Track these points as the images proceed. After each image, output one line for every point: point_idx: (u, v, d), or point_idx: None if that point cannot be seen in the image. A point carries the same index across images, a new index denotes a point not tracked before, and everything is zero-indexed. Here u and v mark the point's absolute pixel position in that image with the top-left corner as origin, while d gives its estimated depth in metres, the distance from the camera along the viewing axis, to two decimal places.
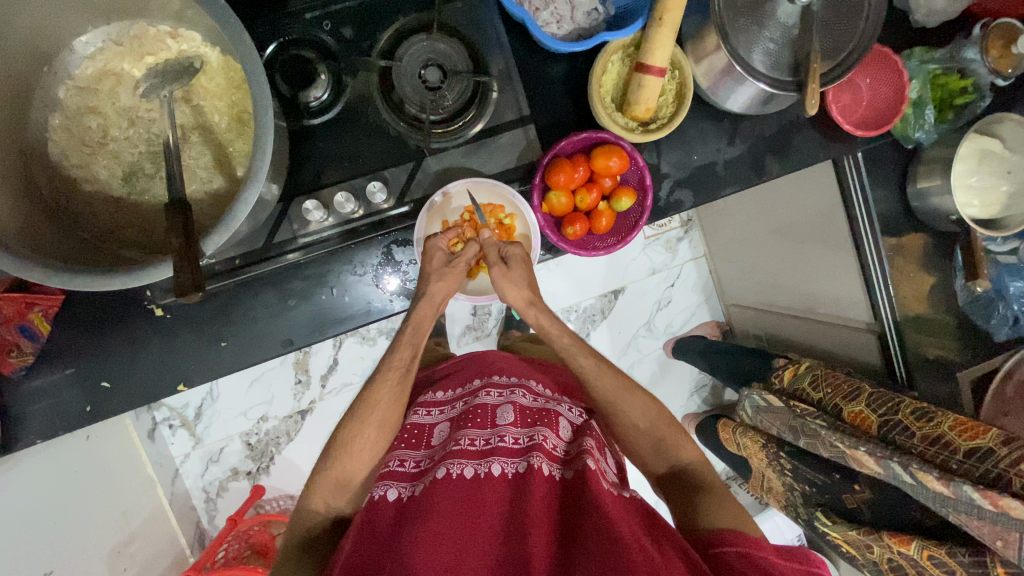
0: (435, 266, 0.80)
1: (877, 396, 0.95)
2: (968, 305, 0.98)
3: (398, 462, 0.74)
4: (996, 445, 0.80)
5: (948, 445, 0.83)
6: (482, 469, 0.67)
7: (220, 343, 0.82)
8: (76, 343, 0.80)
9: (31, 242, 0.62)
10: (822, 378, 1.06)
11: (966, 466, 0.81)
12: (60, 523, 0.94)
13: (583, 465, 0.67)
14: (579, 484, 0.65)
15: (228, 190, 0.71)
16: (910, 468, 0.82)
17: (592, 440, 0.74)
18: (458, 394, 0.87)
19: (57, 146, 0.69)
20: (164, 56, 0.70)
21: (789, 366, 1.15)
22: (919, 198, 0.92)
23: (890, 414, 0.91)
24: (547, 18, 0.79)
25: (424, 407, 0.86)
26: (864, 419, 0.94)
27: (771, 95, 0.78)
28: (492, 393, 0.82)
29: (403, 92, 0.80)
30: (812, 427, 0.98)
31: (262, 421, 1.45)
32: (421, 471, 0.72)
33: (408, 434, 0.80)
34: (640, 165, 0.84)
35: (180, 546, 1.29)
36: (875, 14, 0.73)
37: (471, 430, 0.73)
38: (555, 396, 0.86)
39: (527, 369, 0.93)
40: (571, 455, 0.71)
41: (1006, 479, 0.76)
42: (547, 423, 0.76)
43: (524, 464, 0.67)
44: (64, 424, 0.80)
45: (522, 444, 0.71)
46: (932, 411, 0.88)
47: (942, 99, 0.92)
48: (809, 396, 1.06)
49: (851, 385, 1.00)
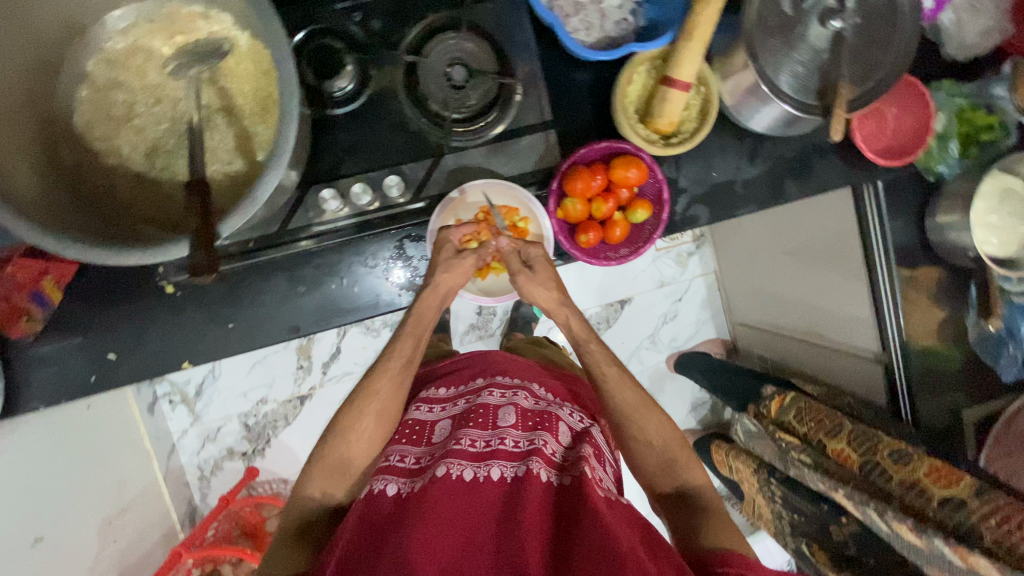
0: (444, 257, 0.79)
1: (857, 433, 0.94)
2: (979, 343, 0.96)
3: (398, 458, 0.75)
4: (968, 497, 0.80)
5: (923, 492, 0.84)
6: (481, 472, 0.67)
7: (227, 323, 0.82)
8: (86, 312, 0.80)
9: (51, 213, 0.63)
10: (806, 410, 1.05)
11: (940, 514, 0.81)
12: (56, 491, 0.96)
13: (580, 472, 0.67)
14: (575, 490, 0.64)
15: (247, 173, 0.72)
16: (886, 517, 0.83)
17: (590, 448, 0.74)
18: (460, 391, 0.88)
19: (83, 117, 0.70)
20: (194, 37, 0.70)
21: (778, 396, 1.13)
22: (936, 232, 0.92)
23: (869, 454, 0.91)
24: (576, 25, 0.79)
25: (425, 403, 0.86)
26: (847, 457, 0.94)
27: (795, 118, 0.78)
28: (495, 393, 0.82)
29: (428, 89, 0.80)
30: (796, 464, 1.01)
31: (261, 403, 1.46)
32: (421, 467, 0.72)
33: (409, 431, 0.81)
34: (658, 179, 0.83)
35: (171, 521, 1.30)
36: (906, 44, 0.73)
37: (471, 430, 0.73)
38: (558, 400, 0.86)
39: (534, 371, 0.92)
40: (568, 461, 0.71)
41: (977, 534, 0.77)
42: (547, 427, 0.76)
43: (523, 468, 0.67)
44: (67, 392, 0.81)
45: (522, 448, 0.71)
46: (911, 454, 0.87)
47: (967, 133, 0.90)
48: (795, 429, 1.06)
49: (834, 419, 0.99)
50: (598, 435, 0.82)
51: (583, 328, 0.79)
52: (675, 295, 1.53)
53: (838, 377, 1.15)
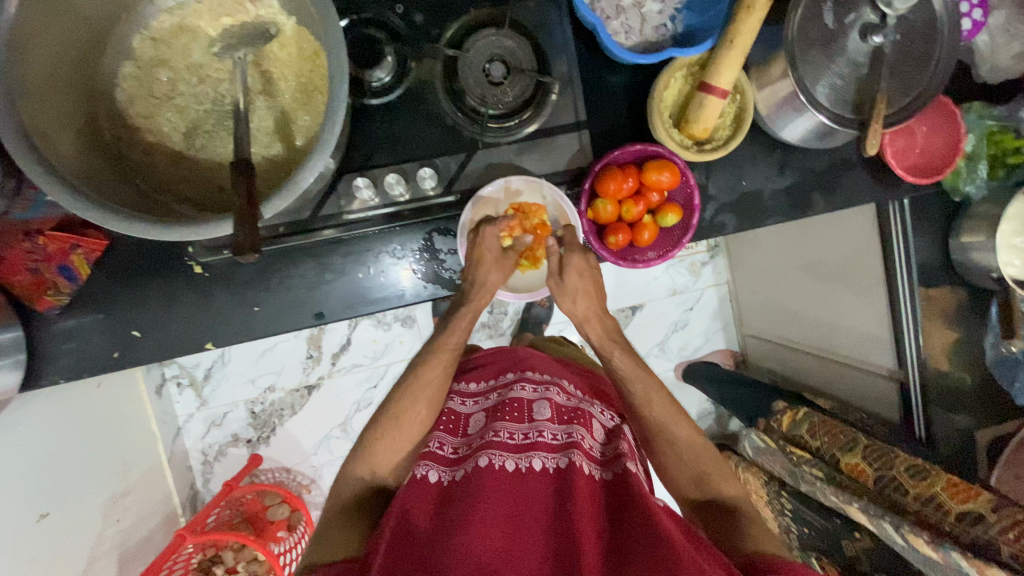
0: (490, 257, 0.80)
1: (873, 448, 0.94)
2: (996, 365, 0.96)
3: (437, 445, 0.77)
4: (986, 511, 0.81)
5: (940, 507, 0.84)
6: (523, 463, 0.69)
7: (253, 307, 0.82)
8: (113, 289, 0.80)
9: (92, 185, 0.63)
10: (820, 424, 1.04)
11: (958, 529, 0.82)
12: (64, 468, 0.95)
13: (623, 469, 0.70)
14: (620, 485, 0.68)
15: (286, 158, 0.72)
16: (902, 530, 0.84)
17: (627, 445, 0.76)
18: (493, 385, 0.88)
19: (125, 93, 0.70)
20: (241, 19, 0.70)
21: (789, 411, 1.13)
22: (960, 252, 0.92)
23: (885, 470, 0.91)
24: (616, 27, 0.80)
25: (458, 395, 0.87)
26: (861, 471, 0.94)
27: (830, 130, 0.78)
28: (527, 387, 0.82)
29: (465, 83, 0.80)
30: (809, 477, 1.01)
31: (269, 391, 1.46)
32: (460, 458, 0.74)
33: (447, 419, 0.82)
34: (690, 184, 0.83)
35: (174, 505, 1.30)
36: (944, 64, 0.73)
37: (509, 423, 0.75)
38: (588, 397, 0.87)
39: (559, 368, 0.93)
40: (607, 457, 0.74)
41: (994, 547, 0.77)
42: (583, 422, 0.77)
43: (565, 460, 0.69)
44: (89, 367, 0.80)
45: (561, 441, 0.73)
46: (928, 470, 0.87)
47: (993, 156, 0.91)
48: (809, 445, 1.05)
49: (848, 435, 0.99)
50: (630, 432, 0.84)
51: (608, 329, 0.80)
52: (687, 304, 1.54)
53: (851, 391, 1.16)
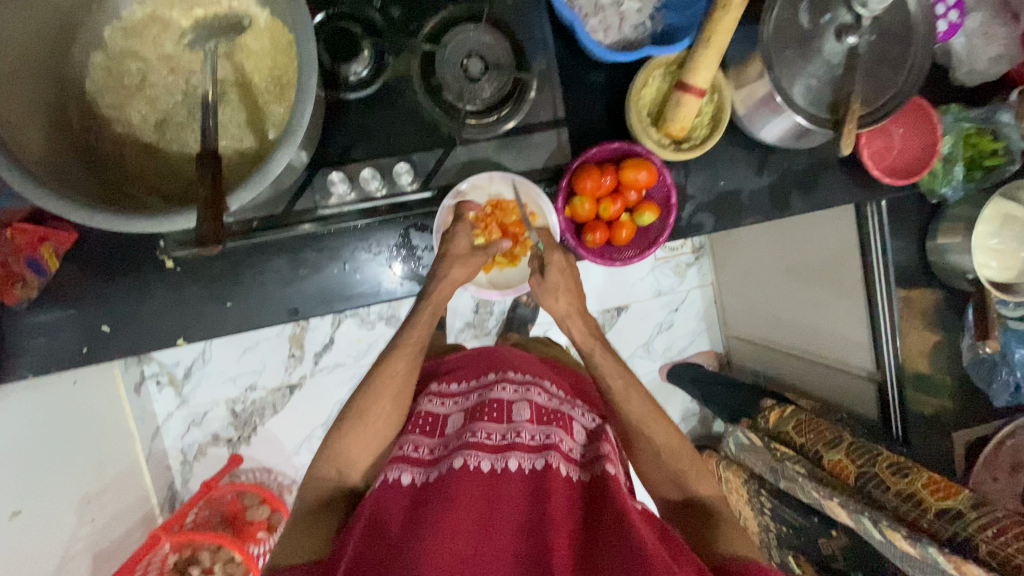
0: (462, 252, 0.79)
1: (857, 446, 0.94)
2: (972, 365, 0.97)
3: (412, 447, 0.75)
4: (967, 508, 0.80)
5: (920, 504, 0.84)
6: (499, 464, 0.68)
7: (226, 302, 0.81)
8: (82, 283, 0.79)
9: (55, 175, 0.62)
10: (805, 422, 1.05)
11: (935, 526, 0.81)
12: (37, 464, 0.94)
13: (602, 471, 0.70)
14: (599, 489, 0.68)
15: (257, 151, 0.71)
16: (881, 525, 0.82)
17: (608, 446, 0.76)
18: (473, 386, 0.86)
19: (96, 84, 0.69)
20: (215, 11, 0.70)
21: (777, 408, 1.13)
22: (937, 253, 0.93)
23: (868, 466, 0.91)
24: (594, 25, 0.80)
25: (437, 396, 0.85)
26: (843, 468, 0.94)
27: (806, 130, 0.78)
28: (508, 388, 0.81)
29: (442, 78, 0.80)
30: (790, 472, 1.00)
31: (250, 389, 1.44)
32: (436, 459, 0.73)
33: (422, 421, 0.80)
34: (667, 182, 0.83)
35: (151, 504, 1.28)
36: (918, 66, 0.74)
37: (487, 424, 0.73)
38: (569, 399, 0.86)
39: (540, 368, 0.92)
40: (587, 459, 0.74)
41: (973, 544, 0.77)
42: (562, 424, 0.77)
43: (542, 461, 0.69)
44: (57, 362, 0.79)
45: (539, 442, 0.72)
46: (909, 467, 0.87)
47: (971, 158, 0.92)
48: (792, 440, 1.06)
49: (834, 431, 0.99)
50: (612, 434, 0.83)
51: (584, 327, 0.79)
52: (672, 305, 1.54)
53: (831, 393, 1.16)
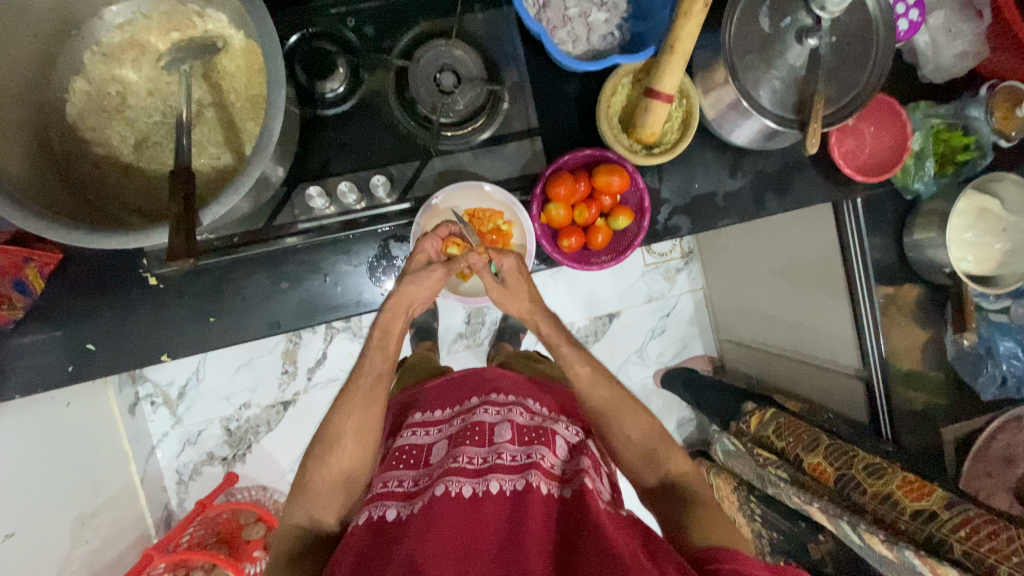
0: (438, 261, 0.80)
1: (833, 447, 0.94)
2: (957, 359, 0.97)
3: (395, 482, 0.72)
4: (940, 509, 0.80)
5: (896, 505, 0.83)
6: (479, 487, 0.66)
7: (209, 318, 0.83)
8: (67, 302, 0.80)
9: (36, 195, 0.64)
10: (786, 426, 1.04)
11: (913, 527, 0.81)
12: (32, 485, 0.95)
13: (581, 484, 0.67)
14: (577, 504, 0.65)
15: (235, 168, 0.73)
16: (859, 528, 0.84)
17: (589, 459, 0.73)
18: (457, 412, 0.85)
19: (75, 108, 0.71)
20: (190, 34, 0.72)
21: (756, 412, 1.12)
22: (915, 249, 0.93)
23: (845, 468, 0.91)
24: (563, 37, 0.82)
25: (420, 427, 0.83)
26: (823, 471, 0.94)
27: (775, 132, 0.79)
28: (489, 410, 0.80)
29: (416, 93, 0.82)
30: (773, 479, 1.01)
31: (244, 407, 1.45)
32: (419, 490, 0.70)
33: (406, 455, 0.78)
34: (640, 187, 0.85)
35: (146, 526, 1.28)
36: (880, 65, 0.75)
37: (468, 447, 0.72)
38: (553, 414, 0.84)
39: (527, 389, 0.90)
40: (568, 474, 0.71)
41: (948, 545, 0.77)
42: (545, 441, 0.74)
43: (522, 482, 0.67)
44: (44, 382, 0.80)
45: (520, 462, 0.70)
46: (884, 468, 0.87)
47: (944, 153, 0.93)
48: (774, 444, 1.04)
49: (811, 434, 0.99)
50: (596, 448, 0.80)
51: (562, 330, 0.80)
52: (663, 311, 1.54)
53: (820, 394, 1.15)
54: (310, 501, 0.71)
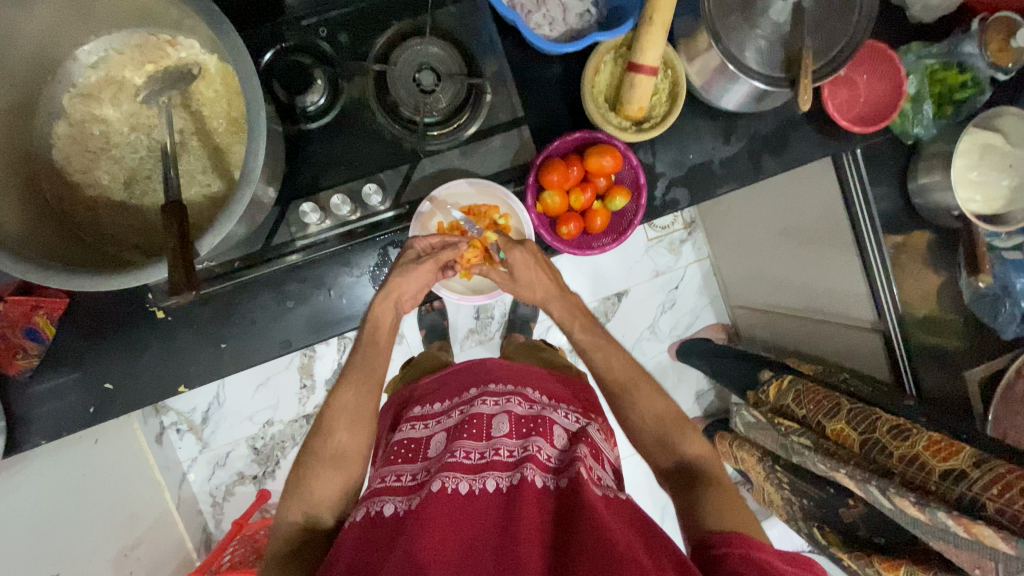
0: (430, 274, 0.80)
1: (855, 412, 0.92)
2: (974, 303, 0.95)
3: (394, 477, 0.72)
4: (969, 467, 0.77)
5: (922, 466, 0.81)
6: (476, 484, 0.66)
7: (220, 344, 0.83)
8: (80, 345, 0.81)
9: (34, 246, 0.64)
10: (804, 393, 1.02)
11: (942, 488, 0.78)
12: (72, 525, 0.96)
13: (577, 473, 0.66)
14: (570, 493, 0.64)
15: (226, 193, 0.73)
16: (887, 493, 0.80)
17: (586, 447, 0.72)
18: (454, 403, 0.85)
19: (61, 152, 0.71)
20: (164, 64, 0.71)
21: (773, 381, 1.11)
22: (920, 194, 0.92)
23: (868, 433, 0.89)
24: (539, 21, 0.80)
25: (419, 421, 0.83)
26: (846, 436, 0.92)
27: (765, 92, 0.77)
28: (488, 402, 0.80)
29: (397, 96, 0.81)
30: (797, 448, 0.97)
31: (267, 425, 1.46)
32: (418, 484, 0.69)
33: (404, 449, 0.77)
34: (634, 165, 0.84)
35: (187, 549, 1.30)
36: (868, 9, 0.72)
37: (465, 443, 0.71)
38: (553, 402, 0.84)
39: (528, 375, 0.91)
40: (564, 463, 0.70)
41: (980, 505, 0.74)
42: (541, 432, 0.74)
43: (517, 476, 0.66)
44: (68, 425, 0.81)
45: (516, 457, 0.70)
46: (909, 430, 0.85)
47: (940, 94, 0.91)
48: (794, 413, 1.03)
49: (831, 401, 0.97)
50: (596, 434, 0.80)
51: (569, 310, 0.83)
52: (671, 284, 1.53)
53: (835, 351, 1.14)
54: (336, 516, 0.72)
